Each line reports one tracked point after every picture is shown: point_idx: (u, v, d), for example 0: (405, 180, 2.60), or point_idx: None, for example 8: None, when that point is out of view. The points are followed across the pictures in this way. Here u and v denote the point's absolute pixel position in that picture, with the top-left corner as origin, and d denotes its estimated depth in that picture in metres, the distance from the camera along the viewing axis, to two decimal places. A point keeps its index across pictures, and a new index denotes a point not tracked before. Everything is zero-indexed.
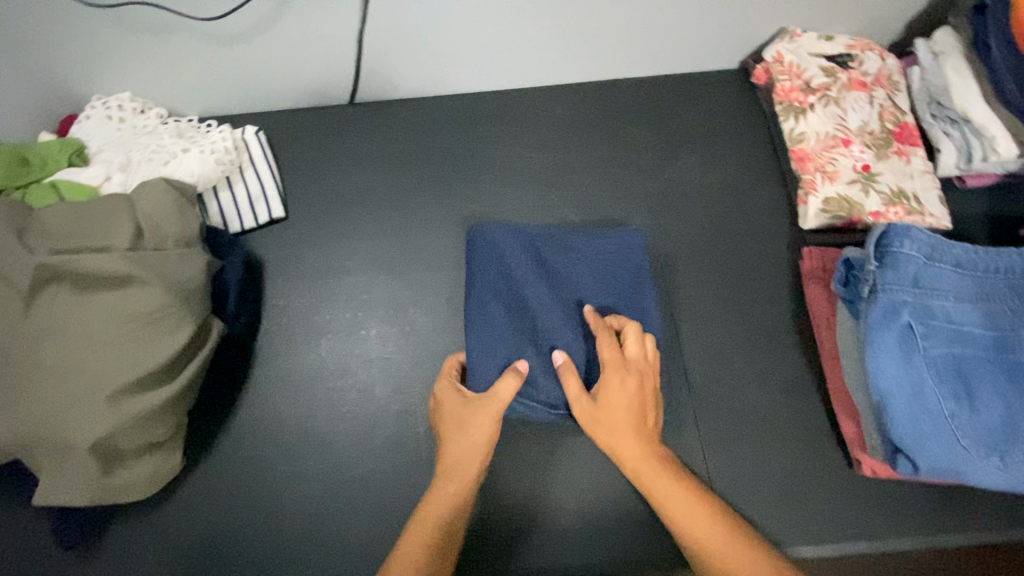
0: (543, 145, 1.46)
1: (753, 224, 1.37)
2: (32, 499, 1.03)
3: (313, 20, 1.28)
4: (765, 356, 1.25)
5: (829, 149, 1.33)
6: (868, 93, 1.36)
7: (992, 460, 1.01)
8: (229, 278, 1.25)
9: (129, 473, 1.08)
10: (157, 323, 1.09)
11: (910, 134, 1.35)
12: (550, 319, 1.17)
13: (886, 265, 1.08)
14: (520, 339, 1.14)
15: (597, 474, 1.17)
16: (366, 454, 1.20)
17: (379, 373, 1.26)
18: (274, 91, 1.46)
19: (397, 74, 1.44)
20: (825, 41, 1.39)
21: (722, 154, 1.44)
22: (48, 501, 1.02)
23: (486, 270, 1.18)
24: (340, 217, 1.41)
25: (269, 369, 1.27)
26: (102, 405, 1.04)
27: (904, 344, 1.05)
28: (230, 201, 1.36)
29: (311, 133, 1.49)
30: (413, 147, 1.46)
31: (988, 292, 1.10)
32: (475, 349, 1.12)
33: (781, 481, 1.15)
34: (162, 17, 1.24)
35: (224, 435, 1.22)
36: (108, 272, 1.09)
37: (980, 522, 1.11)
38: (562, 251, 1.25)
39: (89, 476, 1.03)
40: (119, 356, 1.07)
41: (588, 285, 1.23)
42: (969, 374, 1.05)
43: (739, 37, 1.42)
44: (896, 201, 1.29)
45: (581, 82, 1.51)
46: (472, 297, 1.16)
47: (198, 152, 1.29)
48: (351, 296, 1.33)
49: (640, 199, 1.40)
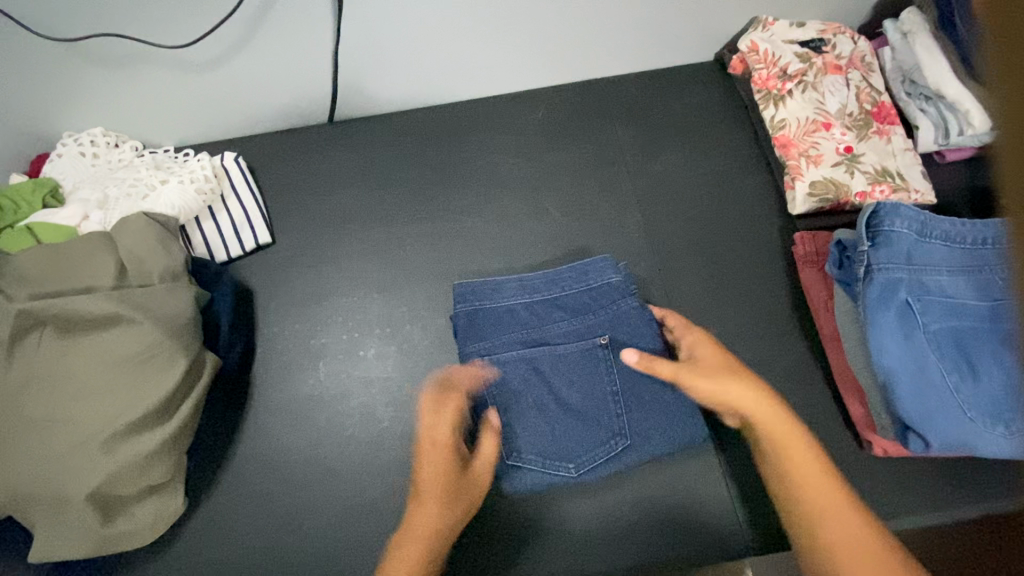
0: (527, 150, 1.45)
1: (743, 213, 1.38)
2: (31, 555, 0.99)
3: (285, 40, 1.26)
4: (766, 343, 1.25)
5: (811, 133, 1.35)
6: (844, 76, 1.38)
7: (1001, 431, 1.02)
8: (220, 309, 1.22)
9: (132, 519, 1.04)
10: (148, 362, 1.05)
11: (887, 113, 1.36)
12: (539, 410, 1.15)
13: (879, 244, 1.09)
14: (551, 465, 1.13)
15: (616, 494, 1.19)
16: (375, 477, 1.17)
17: (381, 393, 1.24)
18: (251, 116, 1.44)
19: (374, 90, 1.42)
20: (797, 27, 1.40)
21: (705, 146, 1.45)
22: (50, 556, 0.99)
23: (649, 412, 1.15)
24: (329, 237, 1.39)
25: (268, 399, 1.24)
26: (101, 451, 1.00)
27: (905, 323, 1.06)
28: (215, 231, 1.33)
29: (292, 155, 1.46)
30: (396, 162, 1.45)
31: (980, 263, 1.11)
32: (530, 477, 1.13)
33: None
34: (129, 49, 1.21)
35: (227, 472, 1.18)
36: (92, 314, 1.05)
37: (992, 492, 1.12)
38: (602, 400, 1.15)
39: (90, 526, 0.99)
40: (112, 399, 1.03)
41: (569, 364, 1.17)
42: (970, 347, 1.06)
43: (713, 29, 1.43)
44: (880, 180, 1.31)
45: (559, 85, 1.50)
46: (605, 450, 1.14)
47: (178, 183, 1.27)
48: (346, 317, 1.31)
49: (628, 197, 1.40)
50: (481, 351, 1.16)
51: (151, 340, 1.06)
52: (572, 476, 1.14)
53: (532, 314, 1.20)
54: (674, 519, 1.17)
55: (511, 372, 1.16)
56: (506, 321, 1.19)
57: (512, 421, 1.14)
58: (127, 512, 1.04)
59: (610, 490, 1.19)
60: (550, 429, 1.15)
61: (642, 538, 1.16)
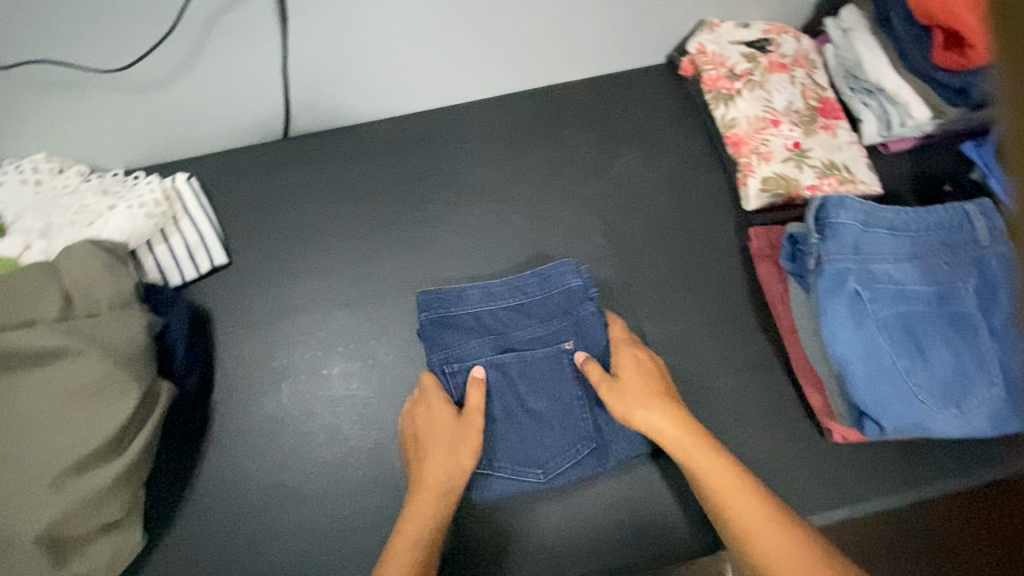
0: (487, 158, 1.46)
1: (699, 211, 1.40)
2: None
3: (231, 58, 1.24)
4: (727, 338, 1.27)
5: (761, 131, 1.37)
6: (789, 74, 1.42)
7: (949, 410, 1.06)
8: (175, 335, 1.18)
9: (86, 559, 1.00)
10: (98, 395, 1.02)
11: (833, 108, 1.41)
12: (504, 416, 1.15)
13: (826, 236, 1.12)
14: (519, 470, 1.14)
15: (590, 498, 1.19)
16: (343, 497, 1.15)
17: (347, 411, 1.22)
18: (202, 136, 1.41)
19: (328, 104, 1.41)
20: (742, 28, 1.44)
21: (661, 147, 1.47)
22: None
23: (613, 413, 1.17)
24: (288, 255, 1.37)
25: (230, 424, 1.21)
26: (50, 490, 0.96)
27: (855, 312, 1.08)
28: (168, 254, 1.30)
29: (248, 174, 1.44)
30: (354, 175, 1.44)
31: (923, 249, 1.15)
32: (500, 482, 1.13)
33: (758, 459, 1.17)
34: (67, 73, 1.18)
35: (189, 502, 1.15)
36: (36, 348, 1.02)
37: (948, 472, 1.15)
38: (567, 404, 1.16)
39: (40, 569, 0.95)
40: (60, 435, 0.99)
41: (532, 370, 1.17)
42: (918, 331, 1.09)
43: (663, 32, 1.45)
44: (828, 173, 1.34)
45: (515, 92, 1.51)
46: (571, 454, 1.15)
47: (125, 209, 1.23)
48: (309, 335, 1.29)
49: (588, 200, 1.42)
50: (449, 358, 1.16)
51: (101, 372, 1.03)
52: (541, 481, 1.14)
53: (497, 322, 1.19)
54: (640, 519, 1.17)
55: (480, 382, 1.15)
56: (472, 327, 1.18)
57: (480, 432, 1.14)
58: (81, 552, 1.00)
59: (578, 494, 1.19)
60: (518, 436, 1.15)
61: (610, 539, 1.16)
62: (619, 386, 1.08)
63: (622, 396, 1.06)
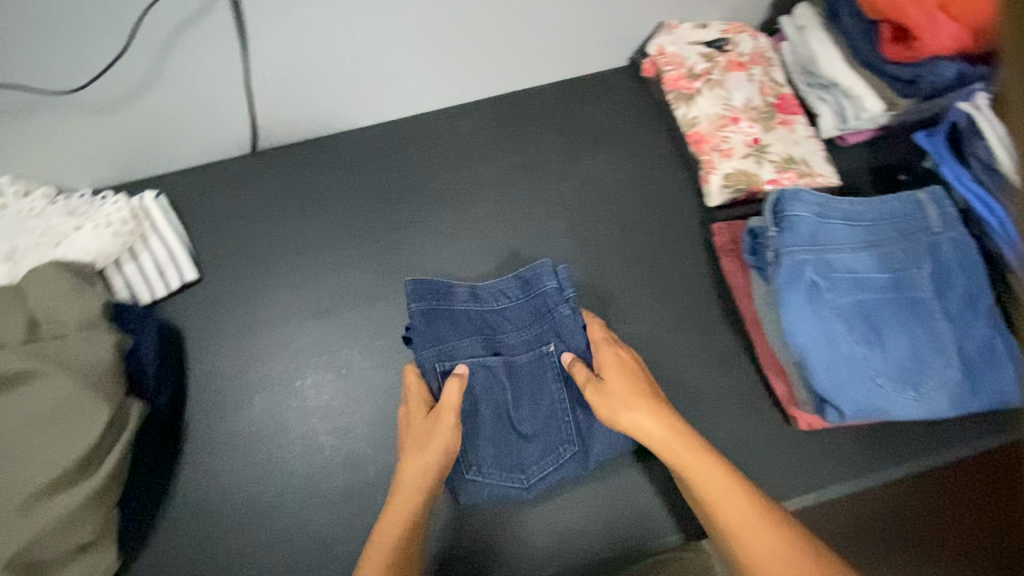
0: (455, 165, 1.47)
1: (664, 209, 1.43)
2: None
3: (193, 75, 1.24)
4: (695, 332, 1.30)
5: (721, 128, 1.41)
6: (746, 71, 1.46)
7: (906, 393, 1.09)
8: (145, 354, 1.17)
9: None
10: (67, 415, 1.02)
11: (790, 104, 1.45)
12: (490, 420, 1.17)
13: (783, 229, 1.15)
14: (505, 475, 1.15)
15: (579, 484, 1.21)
16: (320, 507, 1.16)
17: (321, 421, 1.23)
18: (169, 153, 1.41)
19: (295, 117, 1.41)
20: (700, 29, 1.48)
21: (625, 148, 1.50)
22: None
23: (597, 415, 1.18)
24: (259, 269, 1.37)
25: (204, 440, 1.21)
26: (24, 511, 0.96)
27: (813, 302, 1.11)
28: (136, 272, 1.30)
29: (217, 189, 1.44)
30: (323, 186, 1.45)
31: (879, 238, 1.18)
32: (487, 487, 1.14)
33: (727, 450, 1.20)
34: (26, 96, 1.18)
35: (165, 519, 1.15)
36: (5, 372, 1.02)
37: (911, 453, 1.19)
38: (551, 406, 1.18)
39: None
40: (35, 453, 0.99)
41: (517, 372, 1.18)
42: (875, 318, 1.12)
43: (623, 35, 1.48)
44: (788, 167, 1.37)
45: (481, 99, 1.53)
46: (557, 456, 1.16)
47: (92, 229, 1.25)
48: (281, 348, 1.29)
49: (555, 203, 1.44)
50: (441, 356, 1.16)
51: (70, 391, 1.03)
52: (527, 485, 1.15)
53: (483, 325, 1.20)
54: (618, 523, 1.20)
55: (472, 382, 1.16)
56: (460, 329, 1.18)
57: (462, 436, 1.14)
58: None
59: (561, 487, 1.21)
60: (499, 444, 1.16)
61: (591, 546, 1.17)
62: (605, 388, 1.06)
63: (610, 400, 1.04)
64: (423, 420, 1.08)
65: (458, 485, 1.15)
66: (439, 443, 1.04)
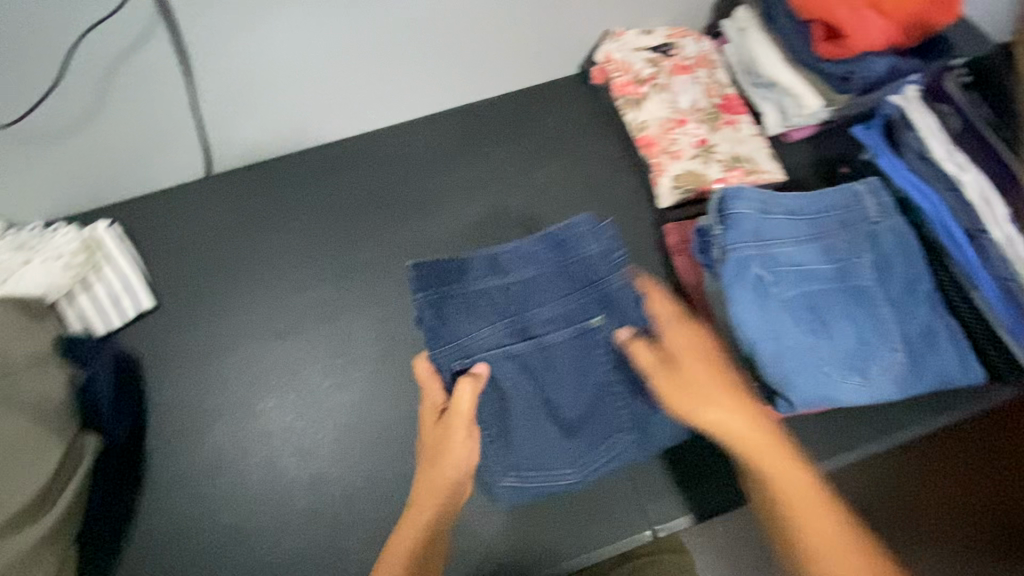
0: (411, 178, 1.48)
1: (619, 212, 1.46)
2: None
3: (140, 101, 1.24)
4: None
5: (668, 131, 1.45)
6: (691, 75, 1.51)
7: (853, 379, 1.13)
8: (100, 387, 1.15)
9: None
10: (16, 455, 1.00)
11: (735, 104, 1.50)
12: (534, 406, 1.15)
13: (729, 227, 1.17)
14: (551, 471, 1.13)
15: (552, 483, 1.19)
16: (285, 531, 1.15)
17: (286, 443, 1.22)
18: (121, 180, 1.40)
19: (248, 138, 1.42)
20: (645, 35, 1.52)
21: (579, 154, 1.52)
22: None
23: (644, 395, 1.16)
24: (217, 292, 1.36)
25: (166, 468, 1.20)
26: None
27: (760, 295, 1.15)
28: (90, 304, 1.28)
29: (171, 215, 1.43)
30: (280, 207, 1.44)
31: (821, 230, 1.22)
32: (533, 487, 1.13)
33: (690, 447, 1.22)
34: None
35: (126, 552, 1.13)
36: None
37: (866, 438, 1.22)
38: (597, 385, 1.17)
39: None
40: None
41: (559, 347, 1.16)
42: (820, 308, 1.16)
43: (570, 44, 1.51)
44: (734, 166, 1.41)
45: (435, 112, 1.54)
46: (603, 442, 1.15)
47: (41, 262, 1.23)
48: (243, 371, 1.29)
49: (512, 211, 1.45)
50: (459, 354, 1.13)
51: (20, 427, 1.02)
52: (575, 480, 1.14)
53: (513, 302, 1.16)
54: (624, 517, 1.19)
55: (498, 372, 1.14)
56: (479, 315, 1.14)
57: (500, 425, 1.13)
58: None
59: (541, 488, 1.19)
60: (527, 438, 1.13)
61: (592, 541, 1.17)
62: (682, 375, 1.02)
63: (684, 389, 1.00)
64: (435, 428, 1.07)
65: (491, 487, 1.14)
66: (451, 458, 1.02)
